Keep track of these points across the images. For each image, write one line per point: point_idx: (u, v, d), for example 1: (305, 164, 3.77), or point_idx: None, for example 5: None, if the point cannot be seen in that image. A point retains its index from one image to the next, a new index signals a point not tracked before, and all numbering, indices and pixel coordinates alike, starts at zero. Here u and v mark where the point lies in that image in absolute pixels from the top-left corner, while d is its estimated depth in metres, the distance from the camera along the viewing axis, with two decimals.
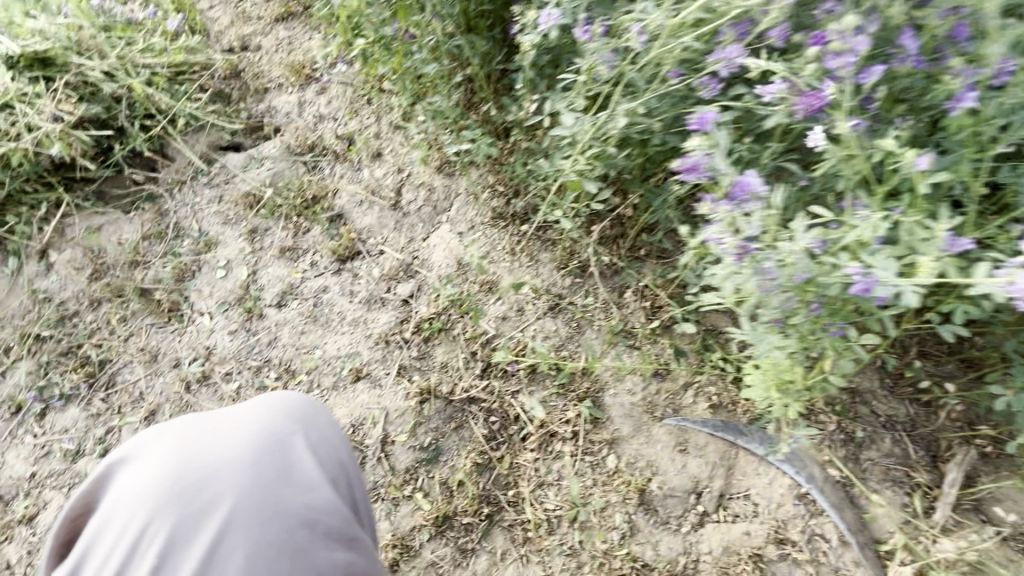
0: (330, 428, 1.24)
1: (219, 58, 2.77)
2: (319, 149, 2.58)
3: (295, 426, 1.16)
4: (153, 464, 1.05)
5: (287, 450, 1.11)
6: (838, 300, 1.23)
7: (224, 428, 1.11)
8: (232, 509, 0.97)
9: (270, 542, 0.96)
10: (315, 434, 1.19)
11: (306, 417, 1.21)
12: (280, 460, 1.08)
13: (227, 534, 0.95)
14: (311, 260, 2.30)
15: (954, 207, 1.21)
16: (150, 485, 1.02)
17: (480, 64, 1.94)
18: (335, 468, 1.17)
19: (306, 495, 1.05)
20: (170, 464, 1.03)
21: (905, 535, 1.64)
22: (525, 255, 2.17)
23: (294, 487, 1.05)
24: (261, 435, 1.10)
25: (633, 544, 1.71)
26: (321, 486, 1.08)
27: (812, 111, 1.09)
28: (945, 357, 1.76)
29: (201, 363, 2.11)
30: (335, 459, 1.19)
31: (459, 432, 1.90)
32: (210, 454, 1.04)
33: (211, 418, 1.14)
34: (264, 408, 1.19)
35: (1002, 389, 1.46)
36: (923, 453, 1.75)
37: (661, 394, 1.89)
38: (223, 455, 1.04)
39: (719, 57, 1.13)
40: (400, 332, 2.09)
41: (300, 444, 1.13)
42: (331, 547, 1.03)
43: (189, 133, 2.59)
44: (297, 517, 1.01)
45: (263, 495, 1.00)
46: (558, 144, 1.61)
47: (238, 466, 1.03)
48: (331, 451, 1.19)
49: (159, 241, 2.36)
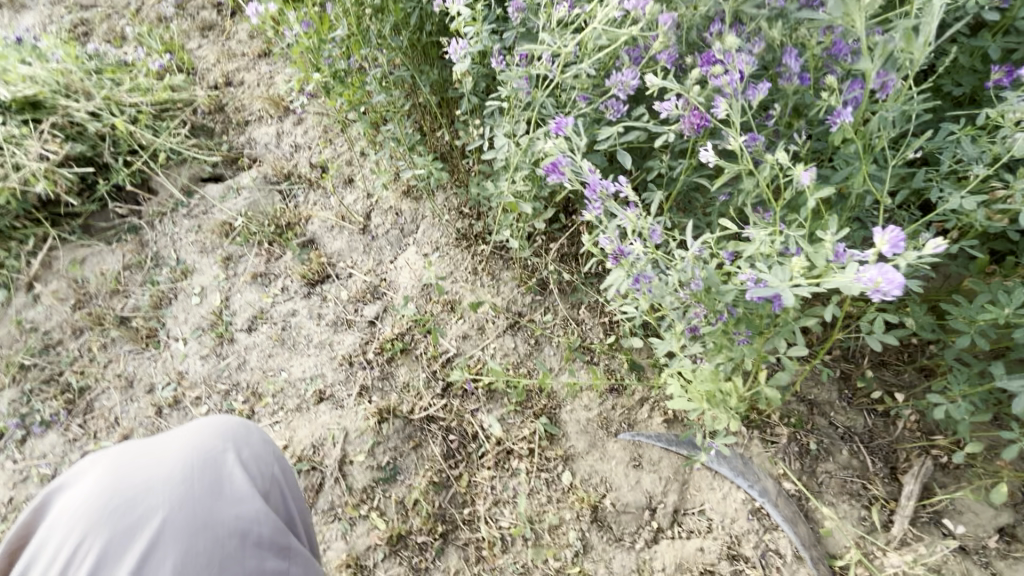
0: (263, 444, 1.16)
1: (202, 94, 2.90)
2: (294, 177, 2.67)
3: (226, 440, 1.09)
4: (78, 490, 0.97)
5: (218, 464, 1.03)
6: (753, 312, 1.24)
7: (153, 450, 1.04)
8: (161, 525, 0.91)
9: (201, 552, 0.91)
10: (248, 448, 1.11)
11: (240, 433, 1.13)
12: (211, 474, 1.01)
13: (156, 550, 0.89)
14: (282, 285, 2.37)
15: (866, 219, 1.24)
16: (74, 513, 0.93)
17: (431, 91, 2.04)
18: (270, 482, 1.10)
19: (237, 507, 0.98)
20: (95, 487, 0.96)
21: (861, 549, 1.62)
22: (487, 274, 2.22)
23: (225, 499, 0.98)
24: (191, 452, 1.03)
25: (586, 561, 1.71)
26: (251, 497, 1.01)
27: (699, 129, 1.14)
28: (903, 366, 1.77)
29: (174, 388, 2.18)
30: (268, 473, 1.11)
31: (417, 451, 1.93)
32: (137, 473, 0.98)
33: (140, 445, 1.06)
34: (195, 427, 1.11)
35: (943, 398, 1.44)
36: (881, 465, 1.72)
37: (617, 409, 1.90)
38: (151, 474, 0.98)
39: (616, 80, 1.21)
40: (364, 353, 2.14)
41: (230, 458, 1.06)
42: (264, 556, 0.97)
43: (170, 166, 2.71)
44: (227, 529, 0.95)
45: (193, 509, 0.94)
46: (498, 167, 1.67)
47: (167, 483, 0.97)
48: (266, 466, 1.12)
49: (139, 271, 2.46)
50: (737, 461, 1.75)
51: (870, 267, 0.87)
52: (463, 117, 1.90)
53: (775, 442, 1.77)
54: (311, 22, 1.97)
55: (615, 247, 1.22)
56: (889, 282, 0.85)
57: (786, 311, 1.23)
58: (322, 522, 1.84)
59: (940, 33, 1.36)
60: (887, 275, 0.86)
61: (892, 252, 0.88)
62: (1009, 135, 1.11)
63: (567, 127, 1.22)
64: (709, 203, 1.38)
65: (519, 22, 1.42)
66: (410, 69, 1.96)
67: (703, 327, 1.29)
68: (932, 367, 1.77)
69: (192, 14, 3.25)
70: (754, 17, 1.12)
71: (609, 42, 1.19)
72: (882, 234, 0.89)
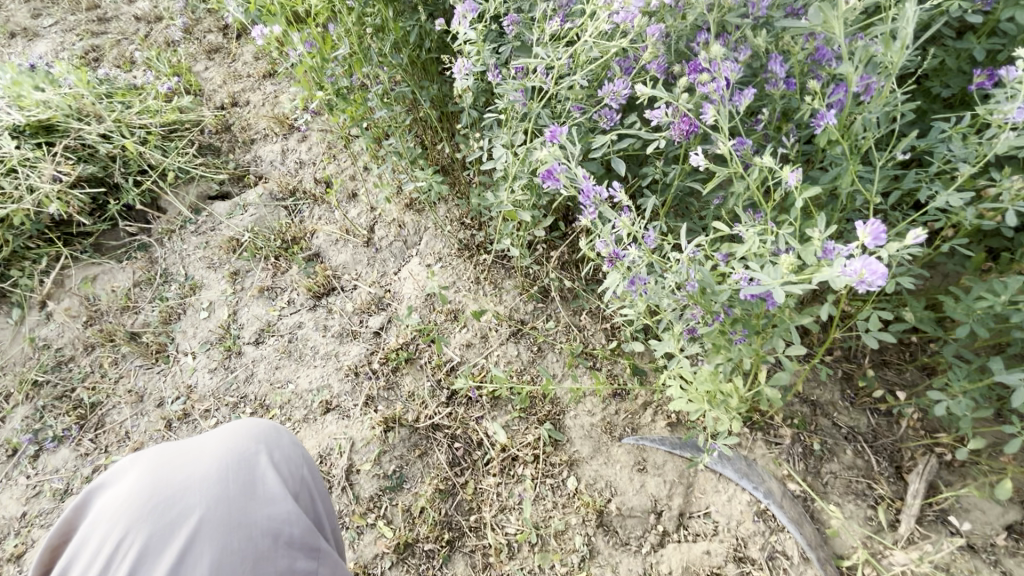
0: (293, 446, 1.18)
1: (209, 115, 2.98)
2: (300, 193, 2.74)
3: (259, 442, 1.11)
4: (118, 487, 1.00)
5: (251, 466, 1.05)
6: (750, 312, 1.27)
7: (190, 449, 1.06)
8: (199, 523, 0.94)
9: (233, 553, 0.93)
10: (279, 450, 1.13)
11: (272, 434, 1.15)
12: (245, 475, 1.03)
13: (194, 548, 0.92)
14: (289, 298, 2.41)
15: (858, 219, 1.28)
16: (113, 509, 0.96)
17: (432, 107, 2.10)
18: (299, 484, 1.12)
19: (269, 507, 1.01)
20: (135, 485, 0.98)
21: (869, 549, 1.62)
22: (489, 283, 2.27)
23: (257, 500, 1.00)
24: (226, 452, 1.06)
25: (592, 566, 1.72)
26: (284, 499, 1.03)
27: (688, 135, 1.18)
28: (905, 365, 1.79)
29: (183, 401, 2.21)
30: (298, 475, 1.13)
31: (423, 459, 1.94)
32: (176, 472, 1.00)
33: (178, 443, 1.08)
34: (230, 428, 1.13)
35: (944, 393, 1.44)
36: (886, 464, 1.73)
37: (620, 413, 1.92)
38: (187, 475, 1.00)
39: (608, 90, 1.25)
40: (369, 363, 2.17)
41: (263, 459, 1.07)
42: (293, 557, 0.99)
43: (179, 185, 2.78)
44: (260, 529, 0.97)
45: (228, 509, 0.97)
46: (496, 177, 1.71)
47: (203, 482, 0.99)
48: (296, 467, 1.13)
49: (149, 287, 2.52)
50: (740, 463, 1.76)
51: (855, 259, 0.90)
52: (463, 130, 1.95)
53: (777, 442, 1.79)
54: (314, 42, 2.04)
55: (611, 251, 1.25)
56: (871, 273, 0.88)
57: (782, 311, 1.26)
58: None
59: (924, 38, 1.40)
60: (871, 266, 0.88)
61: (873, 244, 0.90)
62: (992, 135, 1.14)
63: (561, 136, 1.24)
64: (703, 207, 1.41)
65: (514, 35, 1.47)
66: (410, 85, 2.02)
67: (700, 329, 1.31)
68: (932, 365, 1.78)
69: (199, 37, 3.35)
70: (739, 25, 1.15)
71: (600, 54, 1.23)
72: (863, 228, 0.92)
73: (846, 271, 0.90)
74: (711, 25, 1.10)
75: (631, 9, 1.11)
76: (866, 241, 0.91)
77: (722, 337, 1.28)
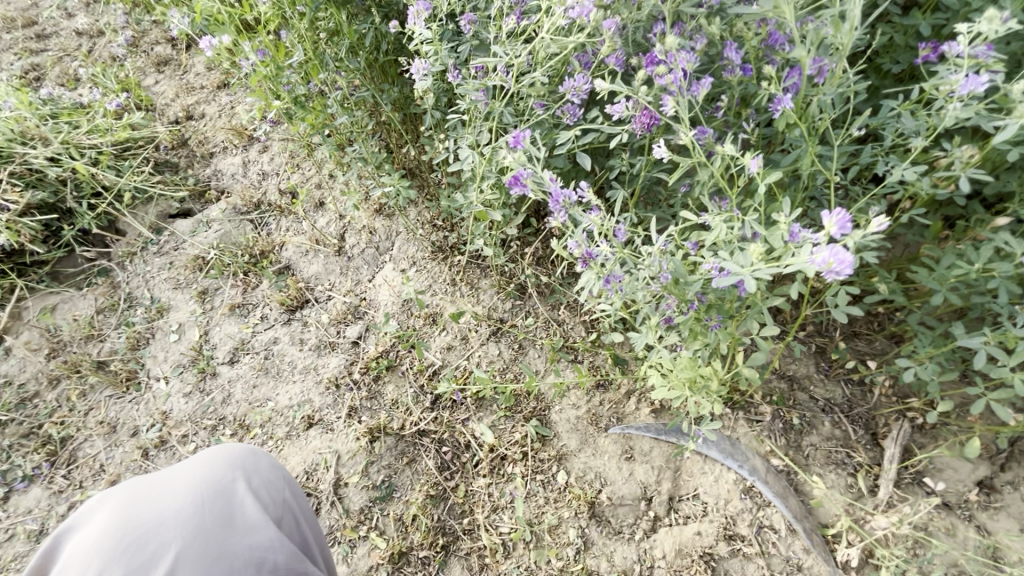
0: (272, 469, 1.15)
1: (163, 130, 2.88)
2: (265, 205, 2.67)
3: (236, 468, 1.08)
4: (88, 528, 0.96)
5: (228, 495, 1.03)
6: (723, 297, 1.29)
7: (162, 482, 1.03)
8: (176, 559, 0.91)
9: None
10: (258, 474, 1.11)
11: (249, 459, 1.13)
12: (223, 505, 1.01)
13: None
14: (261, 314, 2.36)
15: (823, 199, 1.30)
16: (83, 552, 0.92)
17: (393, 110, 2.07)
18: (281, 508, 1.10)
19: (250, 536, 0.99)
20: (105, 523, 0.95)
21: (852, 516, 1.67)
22: (465, 283, 2.26)
23: (237, 530, 0.98)
24: (201, 481, 1.03)
25: (588, 558, 1.73)
26: (265, 526, 1.02)
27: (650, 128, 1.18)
28: (874, 335, 1.84)
29: (158, 428, 2.15)
30: (280, 499, 1.11)
31: (412, 466, 1.93)
32: (147, 506, 0.97)
33: (149, 476, 1.05)
34: (205, 456, 1.11)
35: (912, 361, 1.49)
36: (862, 433, 1.78)
37: (605, 404, 1.94)
38: (160, 510, 0.97)
39: (569, 86, 1.25)
40: (350, 374, 2.15)
41: (241, 486, 1.05)
42: None
43: (137, 206, 2.68)
44: (242, 559, 0.95)
45: (206, 542, 0.94)
46: (465, 177, 1.70)
47: (179, 516, 0.96)
48: (276, 491, 1.11)
49: (112, 313, 2.43)
50: (724, 444, 1.80)
51: (821, 249, 0.90)
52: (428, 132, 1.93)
53: (758, 420, 1.83)
54: (267, 50, 1.99)
55: (584, 250, 1.22)
56: (839, 261, 0.89)
57: (753, 294, 1.28)
58: None
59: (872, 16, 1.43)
60: (838, 255, 0.89)
61: (839, 233, 0.92)
62: (941, 107, 1.18)
63: (525, 140, 1.24)
64: (672, 196, 1.42)
65: (471, 34, 1.45)
66: (370, 89, 1.98)
67: (675, 318, 1.32)
68: (900, 333, 1.84)
69: (147, 50, 3.23)
70: (693, 14, 1.16)
71: (558, 49, 1.21)
72: (829, 217, 0.94)
73: (814, 261, 0.91)
74: (666, 16, 1.10)
75: (585, 5, 1.09)
76: (832, 231, 0.92)
77: (698, 325, 1.30)
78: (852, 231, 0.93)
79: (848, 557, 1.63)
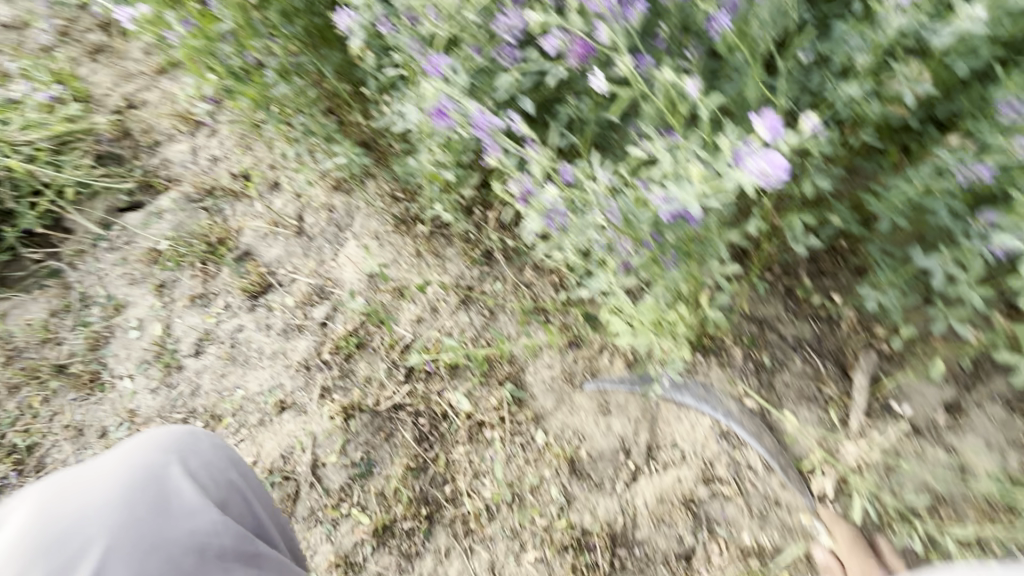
0: (212, 450, 1.13)
1: (103, 120, 2.73)
2: (218, 191, 2.57)
3: (169, 453, 1.05)
4: (7, 531, 0.92)
5: (162, 481, 1.00)
6: (680, 237, 1.27)
7: (86, 476, 0.98)
8: (106, 551, 0.88)
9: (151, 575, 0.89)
10: (196, 457, 1.09)
11: (185, 442, 1.10)
12: (156, 491, 0.98)
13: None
14: (224, 302, 2.28)
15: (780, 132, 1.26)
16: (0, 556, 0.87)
17: (337, 77, 1.98)
18: (223, 489, 1.09)
19: (189, 520, 0.97)
20: (24, 525, 0.91)
21: (826, 449, 1.70)
22: (430, 254, 2.21)
23: (173, 516, 0.96)
24: (129, 471, 0.99)
25: (572, 513, 1.74)
26: (205, 509, 1.00)
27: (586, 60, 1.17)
28: (840, 270, 1.83)
29: (127, 427, 2.09)
30: (222, 480, 1.10)
31: (389, 441, 1.90)
32: (71, 502, 0.93)
33: (72, 472, 1.00)
34: (134, 443, 1.06)
35: (873, 289, 1.49)
36: (832, 367, 1.80)
37: (579, 362, 1.92)
38: (85, 504, 0.93)
39: (503, 24, 1.19)
40: (320, 355, 2.10)
41: (176, 471, 1.03)
42: (225, 565, 0.97)
43: (83, 202, 2.56)
44: (181, 546, 0.93)
45: (137, 532, 0.91)
46: (413, 139, 1.63)
47: (107, 507, 0.93)
48: (217, 473, 1.10)
49: (68, 314, 2.34)
50: (696, 388, 1.80)
51: (756, 158, 0.91)
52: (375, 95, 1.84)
53: (730, 364, 1.83)
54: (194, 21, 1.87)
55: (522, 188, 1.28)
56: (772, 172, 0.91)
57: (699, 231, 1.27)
58: (304, 529, 1.81)
59: None
60: (772, 160, 0.90)
61: (772, 135, 0.91)
62: (886, 22, 1.14)
63: (445, 67, 1.25)
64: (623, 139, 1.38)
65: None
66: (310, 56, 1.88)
67: (633, 262, 1.31)
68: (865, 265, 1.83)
69: (78, 38, 3.05)
70: None
71: None
72: (759, 120, 0.91)
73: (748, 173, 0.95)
74: None
75: None
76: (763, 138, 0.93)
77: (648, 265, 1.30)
78: (783, 129, 0.92)
79: (823, 486, 1.67)
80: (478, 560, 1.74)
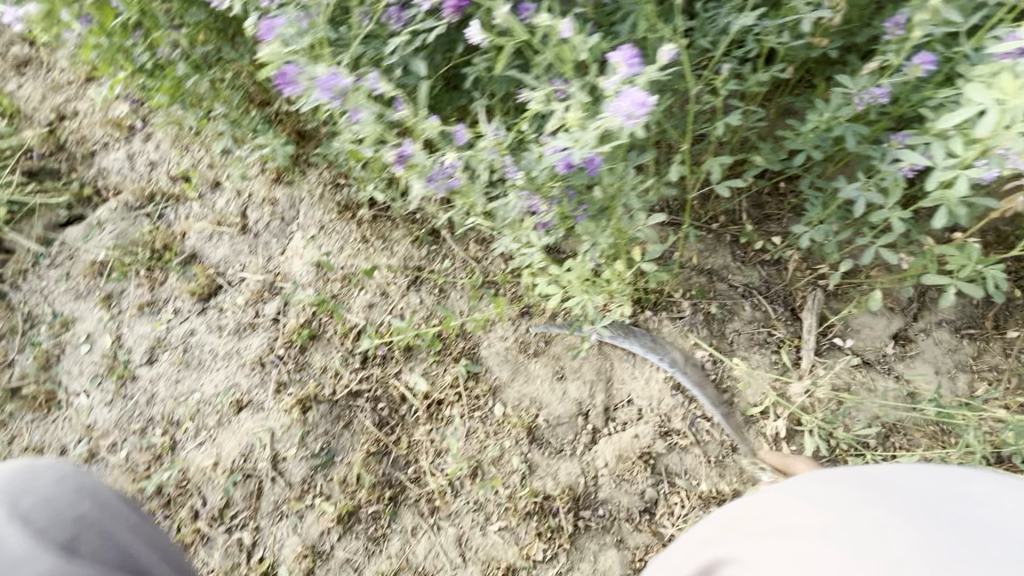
0: (56, 484, 1.02)
1: (32, 135, 2.64)
2: (159, 196, 2.50)
3: None
4: None
5: None
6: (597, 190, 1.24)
7: None
8: None
9: None
10: (32, 497, 0.97)
11: (18, 485, 0.98)
12: None
13: None
14: (174, 308, 2.24)
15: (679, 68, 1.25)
16: None
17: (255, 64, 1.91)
18: (72, 525, 0.97)
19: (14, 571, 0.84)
20: None
21: (779, 391, 1.71)
22: (377, 238, 2.17)
23: None
24: None
25: (534, 481, 1.74)
26: (39, 552, 0.87)
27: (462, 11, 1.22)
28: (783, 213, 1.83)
29: (86, 442, 2.06)
30: (70, 516, 0.98)
31: (349, 429, 1.89)
32: None
33: None
34: None
35: (807, 226, 1.48)
36: (782, 310, 1.80)
37: (532, 330, 1.91)
38: None
39: None
40: (274, 350, 2.07)
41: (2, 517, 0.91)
42: None
43: (19, 220, 2.48)
44: None
45: None
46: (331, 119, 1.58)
47: None
48: (63, 509, 0.98)
49: (15, 336, 2.29)
50: (647, 338, 1.80)
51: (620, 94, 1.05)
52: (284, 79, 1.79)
53: (680, 317, 1.83)
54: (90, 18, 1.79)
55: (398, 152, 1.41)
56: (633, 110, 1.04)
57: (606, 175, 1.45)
58: (270, 523, 1.81)
59: None
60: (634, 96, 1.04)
61: (630, 72, 1.05)
62: None
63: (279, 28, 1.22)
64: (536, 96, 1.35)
65: None
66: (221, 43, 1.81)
67: (548, 220, 1.55)
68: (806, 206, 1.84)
69: None
70: None
71: None
72: (619, 56, 1.05)
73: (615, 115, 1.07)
74: None
75: None
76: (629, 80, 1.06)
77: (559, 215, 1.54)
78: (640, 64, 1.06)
79: (778, 428, 1.67)
80: (444, 536, 1.74)
